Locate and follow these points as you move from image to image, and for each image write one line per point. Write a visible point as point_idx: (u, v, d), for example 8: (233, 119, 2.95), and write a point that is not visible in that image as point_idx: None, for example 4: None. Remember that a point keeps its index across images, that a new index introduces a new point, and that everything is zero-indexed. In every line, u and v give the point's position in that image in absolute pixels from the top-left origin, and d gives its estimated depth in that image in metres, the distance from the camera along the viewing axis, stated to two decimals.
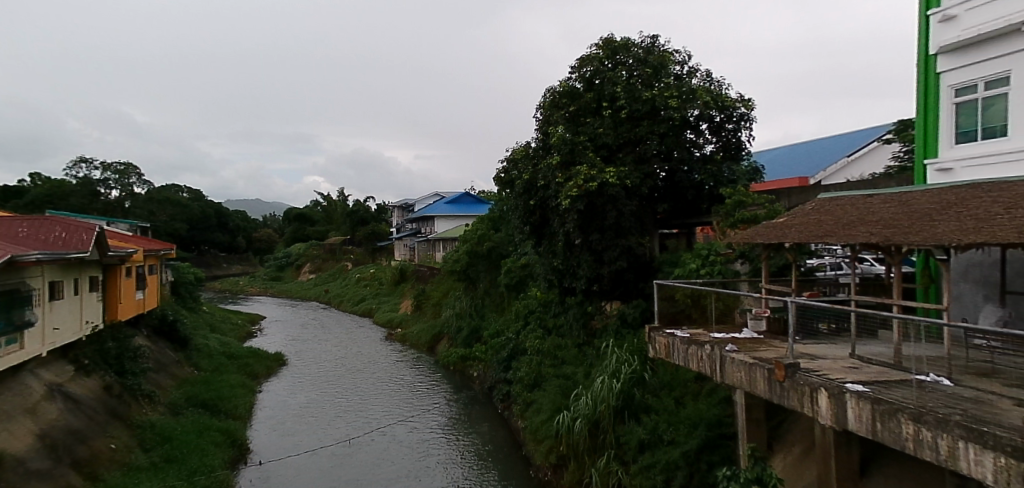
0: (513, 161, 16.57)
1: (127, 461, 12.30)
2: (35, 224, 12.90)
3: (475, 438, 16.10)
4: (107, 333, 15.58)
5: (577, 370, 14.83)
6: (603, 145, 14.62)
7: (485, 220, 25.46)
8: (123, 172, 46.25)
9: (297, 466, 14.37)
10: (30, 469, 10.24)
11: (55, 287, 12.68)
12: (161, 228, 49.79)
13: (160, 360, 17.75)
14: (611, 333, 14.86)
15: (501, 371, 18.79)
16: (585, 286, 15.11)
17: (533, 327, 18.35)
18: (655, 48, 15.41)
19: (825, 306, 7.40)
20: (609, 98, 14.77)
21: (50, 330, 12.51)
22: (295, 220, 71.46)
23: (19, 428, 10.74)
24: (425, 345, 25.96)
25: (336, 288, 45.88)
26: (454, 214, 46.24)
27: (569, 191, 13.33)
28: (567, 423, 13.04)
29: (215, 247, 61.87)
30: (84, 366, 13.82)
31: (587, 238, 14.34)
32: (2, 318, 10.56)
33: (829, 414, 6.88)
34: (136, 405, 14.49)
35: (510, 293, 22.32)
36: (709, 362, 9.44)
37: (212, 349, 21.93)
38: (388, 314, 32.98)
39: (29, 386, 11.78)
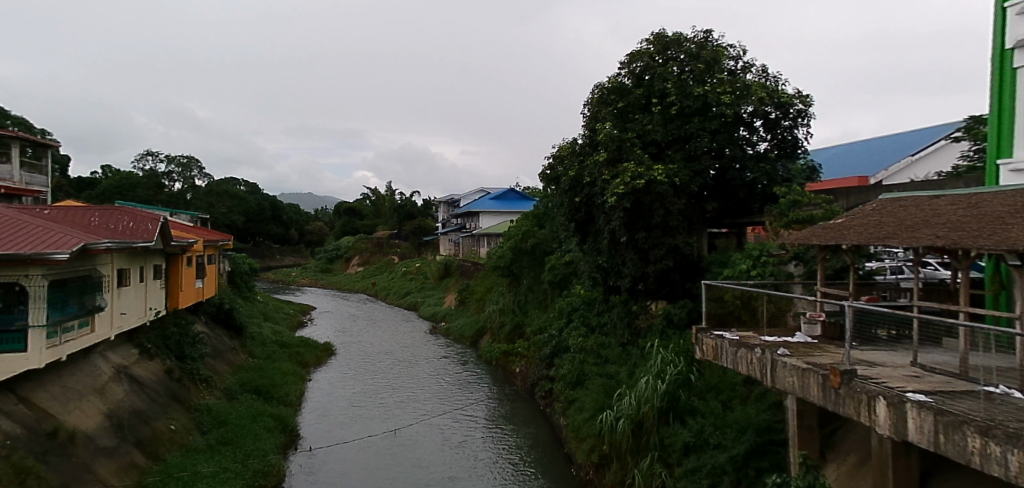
0: (560, 157, 16.47)
1: (186, 443, 12.86)
2: (105, 213, 13.63)
3: (518, 433, 16.23)
4: (169, 319, 16.32)
5: (620, 370, 14.68)
6: (652, 142, 14.40)
7: (530, 216, 25.44)
8: (186, 165, 48.48)
9: (343, 454, 14.74)
10: (96, 447, 10.86)
11: (123, 274, 13.38)
12: (220, 219, 51.91)
13: (217, 347, 18.49)
14: (656, 333, 14.61)
15: (544, 367, 18.77)
16: (630, 285, 14.83)
17: (577, 324, 18.21)
18: (708, 42, 15.05)
19: (886, 311, 7.08)
20: (659, 94, 14.55)
21: (119, 315, 13.18)
22: (344, 214, 73.27)
23: (90, 407, 11.42)
24: (469, 339, 26.19)
25: (382, 281, 46.83)
26: (499, 211, 46.46)
27: (616, 188, 13.23)
28: (610, 422, 12.99)
29: (269, 238, 64.02)
30: (147, 350, 14.53)
31: (633, 236, 14.15)
32: (75, 301, 11.23)
33: (888, 424, 6.60)
34: (195, 389, 15.17)
35: (554, 290, 22.23)
36: (760, 366, 9.19)
37: (265, 337, 22.74)
38: (433, 308, 33.41)
39: (98, 367, 12.47)
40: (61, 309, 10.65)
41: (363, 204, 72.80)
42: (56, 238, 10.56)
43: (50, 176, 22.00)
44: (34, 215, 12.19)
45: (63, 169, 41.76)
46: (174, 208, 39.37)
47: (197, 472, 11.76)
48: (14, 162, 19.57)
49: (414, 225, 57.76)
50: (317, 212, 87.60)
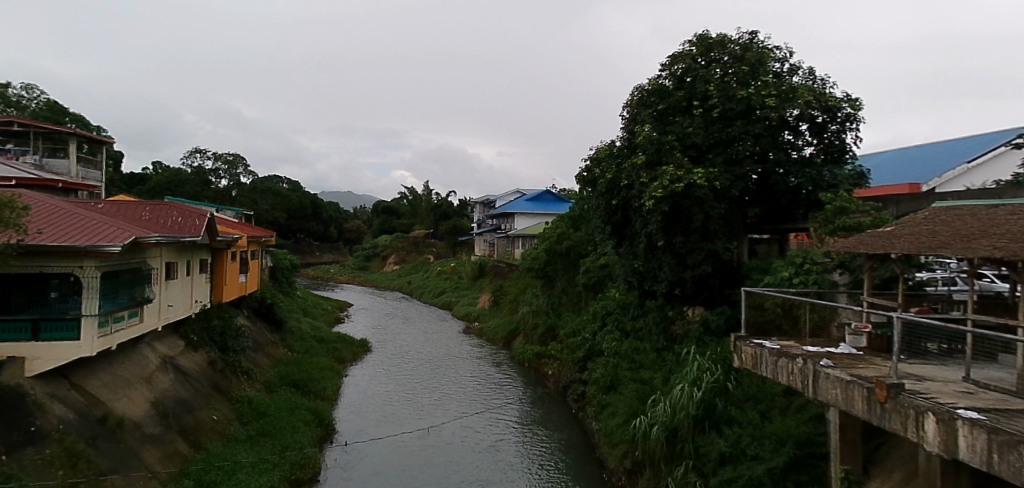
0: (597, 160, 16.31)
1: (227, 432, 13.23)
2: (156, 208, 14.13)
3: (549, 435, 16.21)
4: (212, 311, 16.81)
5: (655, 376, 14.47)
6: (692, 145, 14.15)
7: (566, 218, 25.31)
8: (232, 163, 49.81)
9: (378, 450, 14.95)
10: (143, 434, 11.26)
11: (171, 268, 13.84)
12: (263, 216, 53.27)
13: (258, 340, 18.96)
14: (693, 339, 14.34)
15: (577, 370, 18.67)
16: (666, 289, 14.58)
17: (611, 328, 18.04)
18: (754, 44, 14.72)
19: (937, 324, 6.80)
20: (701, 97, 14.30)
21: (166, 307, 13.64)
22: (381, 213, 74.33)
23: (137, 395, 11.85)
24: (502, 340, 26.25)
25: (417, 279, 47.35)
26: (534, 212, 46.39)
27: (654, 192, 13.05)
28: (644, 428, 12.84)
29: (309, 235, 65.45)
30: (192, 341, 15.00)
31: (670, 240, 13.94)
32: (125, 292, 11.69)
33: (937, 441, 6.32)
34: (237, 380, 15.59)
35: (589, 293, 22.04)
36: (801, 376, 8.93)
37: (303, 332, 23.22)
38: (467, 308, 33.60)
39: (146, 357, 12.92)
40: (112, 300, 11.09)
41: (400, 203, 73.64)
42: (109, 231, 10.99)
43: (105, 172, 22.90)
44: (90, 208, 12.72)
45: (117, 164, 43.55)
46: (220, 204, 40.62)
47: (236, 461, 12.08)
48: (71, 157, 20.41)
49: (449, 225, 58.18)
50: (356, 210, 88.93)
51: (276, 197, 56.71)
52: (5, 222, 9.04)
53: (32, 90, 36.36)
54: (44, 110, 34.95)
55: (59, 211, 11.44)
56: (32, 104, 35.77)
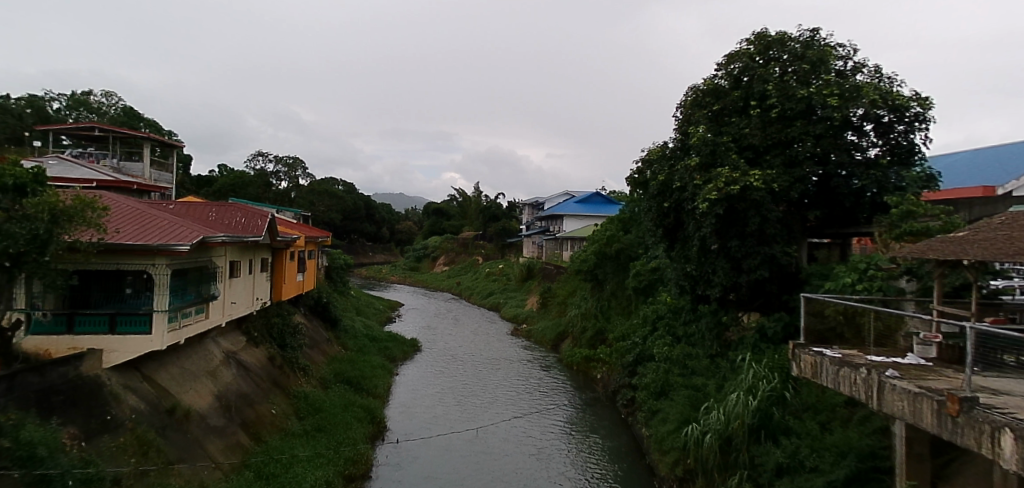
0: (649, 162, 16.09)
1: (284, 426, 13.68)
2: (222, 209, 14.77)
3: (598, 441, 16.05)
4: (272, 309, 17.44)
5: (708, 382, 14.18)
6: (749, 146, 13.80)
7: (616, 221, 25.11)
8: (292, 166, 51.52)
9: (427, 449, 15.17)
10: (208, 425, 11.79)
11: (235, 266, 14.41)
12: (319, 217, 54.99)
13: (313, 338, 19.54)
14: (748, 346, 13.96)
15: (626, 375, 18.47)
16: (720, 294, 14.25)
17: (661, 333, 17.78)
18: (816, 41, 14.26)
19: (1011, 334, 6.40)
20: (759, 97, 13.96)
21: (229, 304, 14.21)
22: (431, 215, 75.43)
23: (202, 388, 12.43)
24: (550, 343, 26.24)
25: (467, 280, 47.86)
26: (584, 214, 46.04)
27: (708, 194, 12.79)
28: (696, 435, 12.64)
29: (363, 236, 67.05)
30: (253, 338, 15.60)
31: (724, 243, 13.62)
32: (193, 289, 12.29)
33: (1013, 459, 5.93)
34: (294, 376, 16.12)
35: (638, 297, 21.76)
36: (865, 387, 8.55)
37: (357, 331, 23.81)
38: (515, 310, 33.70)
39: (211, 351, 13.52)
40: (179, 296, 11.62)
41: (450, 205, 74.50)
42: (179, 231, 11.53)
43: (175, 174, 24.10)
44: (162, 209, 13.40)
45: (185, 167, 45.87)
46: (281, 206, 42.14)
47: (294, 455, 12.49)
48: (146, 160, 21.56)
49: (498, 227, 58.46)
50: (408, 211, 90.93)
51: (332, 199, 58.30)
52: (87, 222, 9.65)
53: (112, 97, 38.75)
54: (121, 116, 37.13)
55: (134, 212, 12.10)
56: (111, 110, 38.12)
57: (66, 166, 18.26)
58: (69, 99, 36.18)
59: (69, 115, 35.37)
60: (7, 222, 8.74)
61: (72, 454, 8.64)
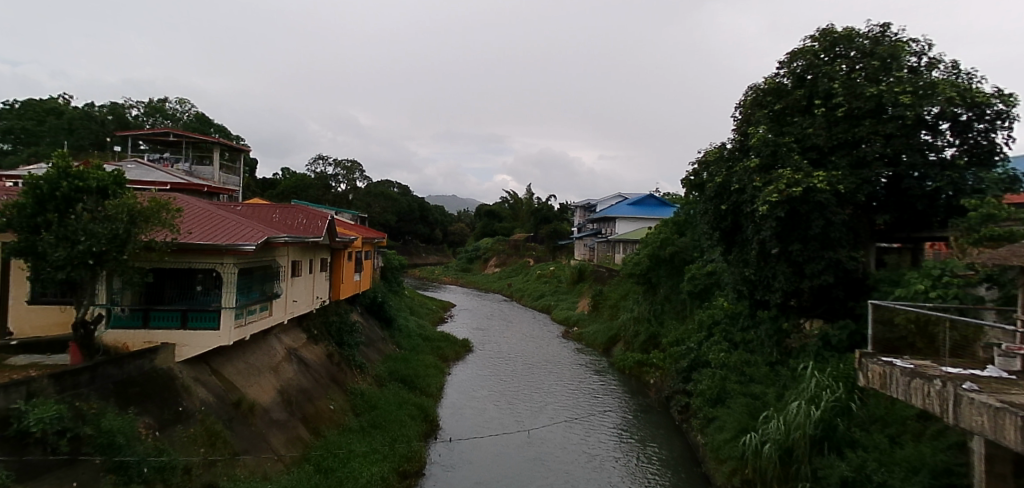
0: (705, 163, 15.66)
1: (342, 422, 14.05)
2: (285, 210, 15.32)
3: (653, 450, 15.68)
4: (331, 307, 17.96)
5: (768, 391, 13.75)
6: (813, 146, 13.31)
7: (670, 223, 24.68)
8: (350, 169, 53.04)
9: (479, 450, 15.32)
10: (271, 419, 12.25)
11: (296, 266, 14.92)
12: (376, 219, 56.46)
13: (369, 336, 20.04)
14: (811, 354, 13.45)
15: (680, 381, 18.14)
16: (781, 300, 13.79)
17: (718, 339, 17.37)
18: (886, 37, 13.62)
19: None
20: (824, 95, 13.46)
21: (291, 302, 14.71)
22: (483, 216, 76.09)
23: (266, 383, 12.93)
24: (602, 346, 26.03)
25: (518, 282, 48.03)
26: (637, 217, 45.29)
27: (769, 196, 12.37)
28: (755, 445, 12.28)
29: (417, 237, 68.18)
30: (313, 335, 16.13)
31: (786, 247, 13.18)
32: (257, 287, 12.79)
33: None
34: (351, 373, 16.56)
35: (693, 301, 21.31)
36: (939, 400, 8.07)
37: (411, 330, 24.27)
38: (567, 312, 33.59)
39: (274, 347, 14.04)
40: (244, 294, 12.10)
41: (501, 207, 74.90)
42: (246, 231, 12.01)
43: (243, 176, 25.16)
44: (230, 210, 13.99)
45: (251, 169, 47.91)
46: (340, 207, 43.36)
47: (351, 450, 12.81)
48: (215, 164, 22.57)
49: (549, 229, 58.26)
50: (462, 212, 92.24)
51: (388, 201, 59.68)
52: (162, 222, 10.18)
53: (186, 105, 41.00)
54: (194, 121, 39.07)
55: (204, 213, 12.68)
56: (185, 116, 40.21)
57: (143, 169, 19.37)
58: (147, 106, 38.36)
59: (147, 121, 37.59)
60: (91, 222, 9.43)
61: (147, 442, 9.12)
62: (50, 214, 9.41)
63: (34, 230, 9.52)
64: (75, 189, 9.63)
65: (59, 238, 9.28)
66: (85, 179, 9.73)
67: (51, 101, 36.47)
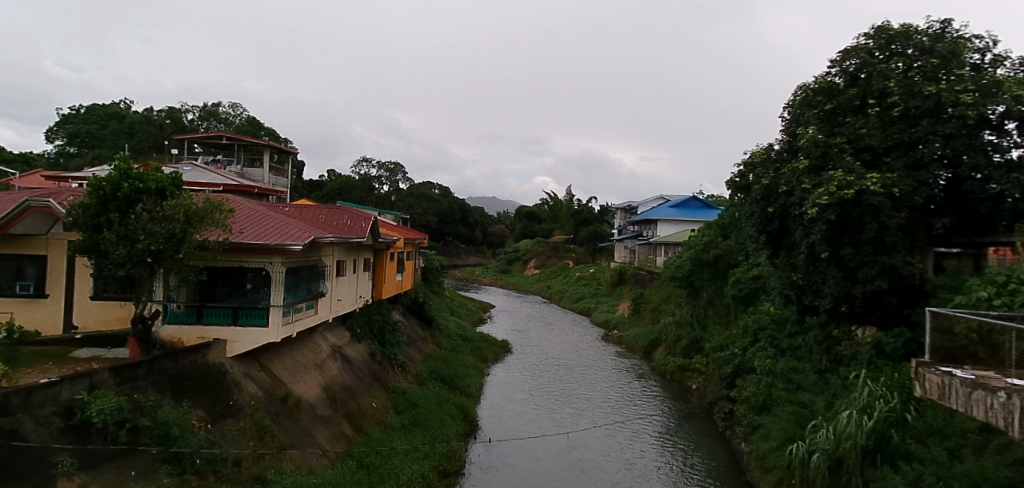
0: (752, 165, 15.28)
1: (384, 420, 14.25)
2: (330, 212, 15.67)
3: (698, 460, 15.26)
4: (373, 307, 18.28)
5: (817, 399, 13.32)
6: (866, 147, 12.85)
7: (714, 226, 24.24)
8: (393, 171, 53.92)
9: (517, 451, 15.37)
10: (316, 415, 12.54)
11: (341, 265, 15.24)
12: (418, 220, 57.25)
13: (410, 336, 20.31)
14: (863, 362, 12.97)
15: (724, 387, 17.77)
16: (831, 306, 13.37)
17: (764, 345, 16.96)
18: (947, 34, 13.03)
19: None
20: (878, 94, 12.97)
21: (335, 301, 15.02)
22: (523, 218, 76.21)
23: (311, 379, 13.24)
24: (642, 350, 25.70)
25: (558, 284, 47.90)
26: (679, 219, 44.48)
27: (818, 199, 11.97)
28: (802, 454, 11.93)
29: (457, 239, 68.75)
30: (356, 333, 16.44)
31: (836, 251, 12.77)
32: (304, 286, 13.10)
33: None
34: (392, 372, 16.81)
35: (738, 306, 20.84)
36: (1004, 413, 7.60)
37: (451, 330, 24.50)
38: (607, 315, 33.32)
39: (319, 345, 14.37)
40: (292, 292, 12.42)
41: (541, 208, 74.86)
42: (293, 232, 12.33)
43: (291, 178, 25.91)
44: (278, 211, 14.39)
45: (297, 171, 49.25)
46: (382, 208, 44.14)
47: (393, 447, 13.00)
48: (265, 166, 23.32)
49: (589, 231, 57.87)
50: (502, 214, 92.71)
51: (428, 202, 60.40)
52: (216, 222, 10.53)
53: (238, 108, 42.47)
54: (245, 125, 40.41)
55: (254, 213, 13.08)
56: (237, 120, 41.62)
57: (198, 171, 20.14)
58: (201, 110, 39.88)
59: (202, 125, 39.10)
60: (149, 222, 9.83)
61: (199, 435, 9.43)
62: (112, 214, 9.86)
63: (97, 229, 9.98)
64: (135, 190, 10.06)
65: (120, 237, 9.73)
66: (144, 180, 10.16)
67: (114, 106, 38.34)
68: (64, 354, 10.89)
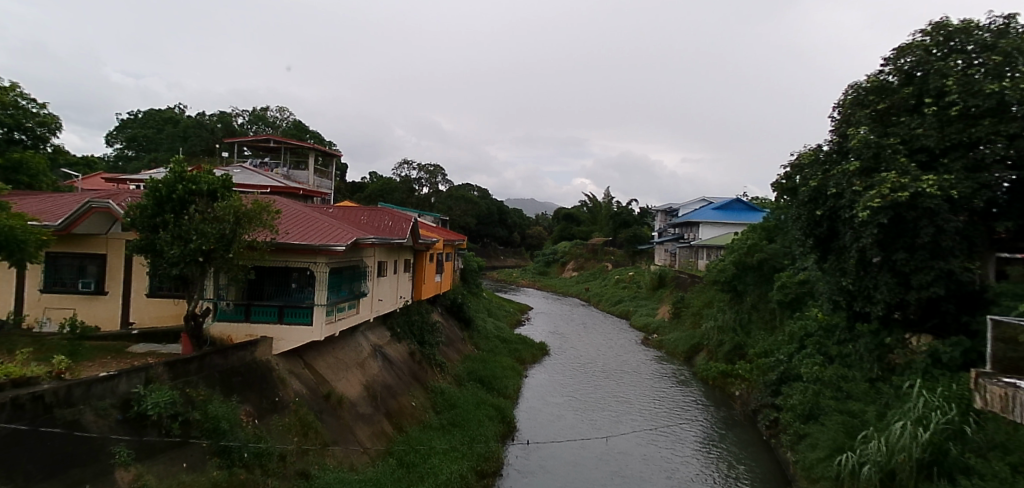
0: (799, 166, 14.84)
1: (423, 419, 14.41)
2: (372, 213, 15.95)
3: (744, 470, 14.81)
4: (413, 307, 18.51)
5: (868, 409, 12.85)
6: (922, 148, 12.37)
7: (758, 229, 23.67)
8: (433, 173, 54.48)
9: (555, 454, 15.34)
10: (358, 412, 12.77)
11: (382, 266, 15.47)
12: (456, 221, 57.84)
13: (449, 336, 20.50)
14: (918, 371, 12.44)
15: (768, 394, 17.34)
16: (883, 312, 12.88)
17: (811, 352, 16.48)
18: (1011, 29, 12.40)
19: None
20: (935, 93, 12.46)
21: (376, 301, 15.27)
22: (561, 220, 76.01)
23: (353, 377, 13.50)
24: (683, 355, 25.32)
25: (596, 286, 47.60)
26: (721, 222, 43.59)
27: (870, 201, 11.52)
28: (852, 466, 11.53)
29: (495, 240, 69.07)
30: (396, 333, 16.69)
31: (889, 255, 12.29)
32: (347, 286, 13.37)
33: None
34: (432, 372, 16.98)
35: (783, 311, 20.31)
36: None
37: (489, 332, 24.62)
38: (646, 319, 32.95)
39: (360, 344, 14.63)
40: (335, 292, 12.68)
41: (579, 211, 74.54)
42: (337, 233, 12.59)
43: (334, 180, 26.49)
44: (323, 212, 14.70)
45: (340, 173, 50.33)
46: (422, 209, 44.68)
47: (432, 447, 13.12)
48: (310, 168, 23.88)
49: (628, 233, 57.25)
50: (540, 216, 92.78)
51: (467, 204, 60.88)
52: (264, 223, 10.83)
53: (284, 112, 43.67)
54: (291, 128, 41.53)
55: (300, 214, 13.41)
56: (284, 124, 42.80)
57: (247, 173, 20.79)
58: (250, 114, 41.19)
59: (251, 128, 40.36)
60: (202, 222, 10.16)
61: (247, 429, 9.71)
62: (167, 215, 10.23)
63: (153, 229, 10.38)
64: (189, 192, 10.44)
65: (175, 237, 10.11)
66: (197, 183, 10.54)
67: (169, 111, 39.99)
68: (121, 349, 11.35)
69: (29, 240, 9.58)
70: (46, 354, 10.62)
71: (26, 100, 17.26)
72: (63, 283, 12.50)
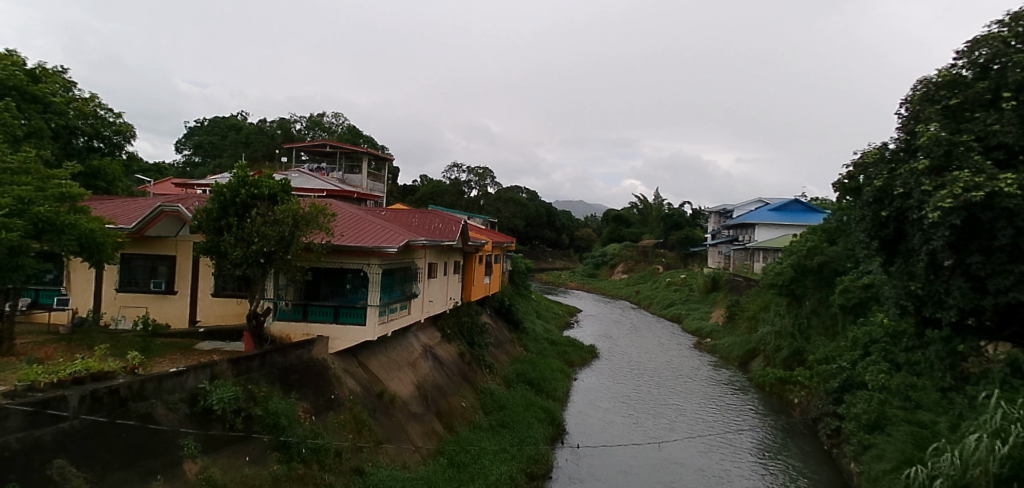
0: (863, 165, 14.20)
1: (473, 419, 14.53)
2: (423, 216, 16.20)
3: (805, 482, 14.25)
4: (463, 309, 18.70)
5: (939, 420, 12.19)
6: (998, 145, 11.61)
7: (818, 231, 22.78)
8: (482, 175, 54.91)
9: (604, 459, 15.22)
10: (409, 411, 12.99)
11: (432, 268, 15.71)
12: (505, 223, 58.16)
13: (498, 338, 20.62)
14: (995, 381, 11.68)
15: (830, 402, 16.70)
16: (956, 318, 12.17)
17: (876, 359, 15.76)
18: None
19: None
20: (1014, 87, 11.68)
21: (427, 301, 15.49)
22: (610, 222, 75.27)
23: (405, 377, 13.74)
24: (738, 360, 24.67)
25: (647, 289, 46.90)
26: (778, 223, 42.19)
27: (941, 201, 10.84)
28: (921, 479, 10.93)
29: (544, 242, 69.05)
30: (447, 334, 16.90)
31: (962, 258, 11.60)
32: (398, 287, 13.61)
33: None
34: (481, 372, 17.11)
35: (846, 316, 19.50)
36: None
37: (538, 334, 24.64)
38: (699, 322, 32.24)
39: (411, 344, 14.88)
40: (387, 293, 12.93)
41: (629, 213, 73.60)
42: (390, 235, 12.84)
43: (387, 184, 27.08)
44: (376, 215, 15.05)
45: (392, 177, 51.44)
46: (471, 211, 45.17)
47: (482, 447, 13.20)
48: (364, 172, 24.50)
49: (681, 235, 56.11)
50: (590, 218, 92.12)
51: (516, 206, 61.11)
52: (320, 226, 11.16)
53: (340, 118, 44.99)
54: (346, 133, 42.69)
55: (354, 217, 13.76)
56: (340, 128, 44.05)
57: (304, 177, 21.49)
58: (308, 120, 42.61)
59: (308, 134, 41.78)
60: (262, 225, 10.56)
61: (304, 426, 10.01)
62: (231, 218, 10.70)
63: (218, 231, 10.86)
64: (251, 196, 10.88)
65: (237, 239, 10.54)
66: (258, 187, 10.97)
67: (234, 119, 41.86)
68: (189, 346, 11.92)
69: (107, 243, 10.19)
70: (122, 349, 11.26)
71: (105, 110, 18.42)
72: (136, 283, 13.24)
